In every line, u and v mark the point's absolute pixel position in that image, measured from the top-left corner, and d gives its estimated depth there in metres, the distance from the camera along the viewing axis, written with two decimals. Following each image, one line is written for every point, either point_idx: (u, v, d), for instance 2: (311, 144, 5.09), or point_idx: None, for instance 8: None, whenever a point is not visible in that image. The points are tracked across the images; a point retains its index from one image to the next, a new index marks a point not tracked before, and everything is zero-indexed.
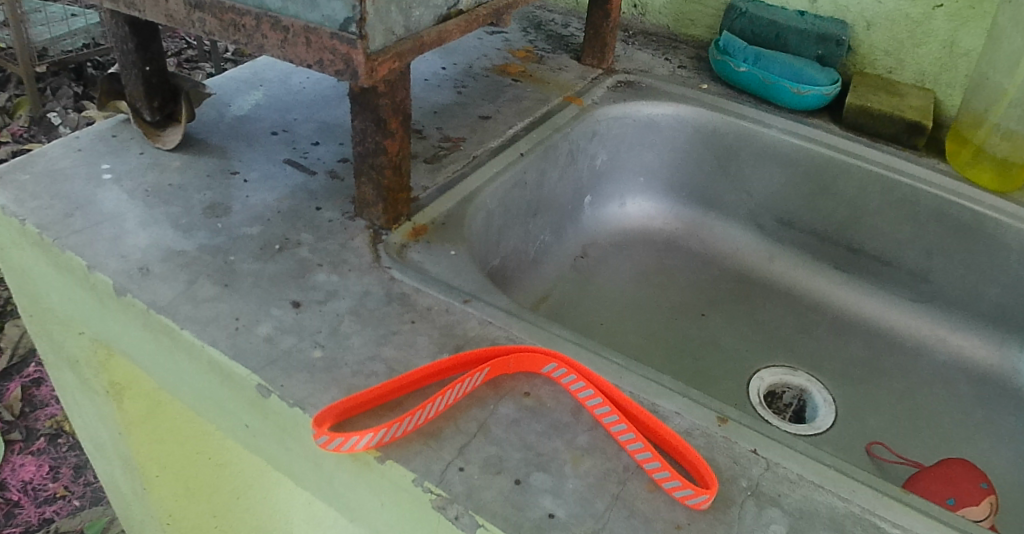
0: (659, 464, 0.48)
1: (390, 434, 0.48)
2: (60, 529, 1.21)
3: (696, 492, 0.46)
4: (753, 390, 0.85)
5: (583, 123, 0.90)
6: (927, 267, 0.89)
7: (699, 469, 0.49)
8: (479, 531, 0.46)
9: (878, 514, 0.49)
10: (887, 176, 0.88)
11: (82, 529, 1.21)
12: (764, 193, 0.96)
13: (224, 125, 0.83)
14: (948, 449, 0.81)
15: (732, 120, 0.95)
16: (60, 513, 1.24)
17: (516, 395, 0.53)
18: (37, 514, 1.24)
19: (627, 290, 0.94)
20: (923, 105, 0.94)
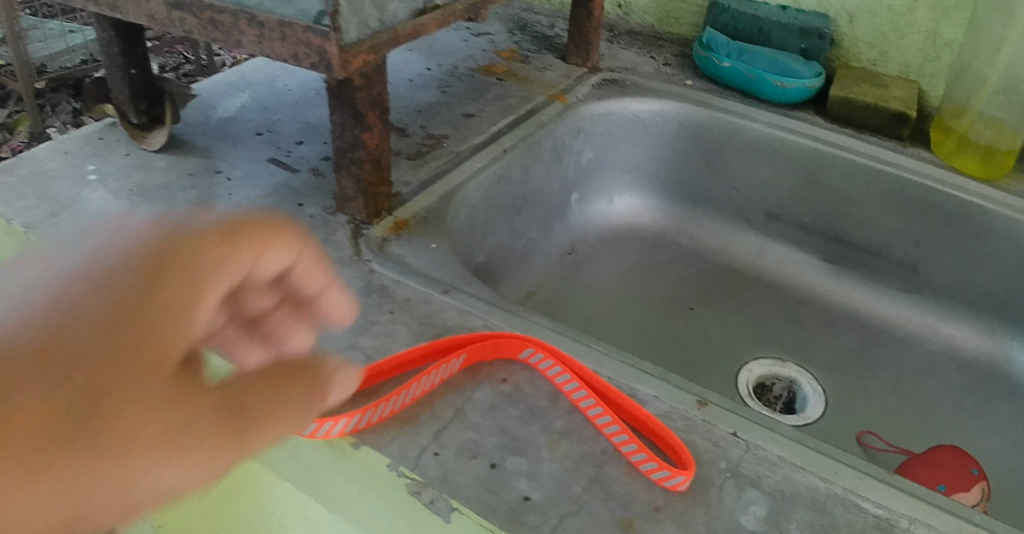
0: (635, 446, 0.48)
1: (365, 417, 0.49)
2: None
3: (672, 473, 0.46)
4: (742, 382, 0.85)
5: (566, 119, 0.90)
6: (916, 257, 0.89)
7: (675, 450, 0.49)
8: (452, 514, 0.46)
9: (861, 494, 0.48)
10: (872, 166, 0.88)
11: None
12: (751, 186, 0.96)
13: (210, 127, 0.84)
14: (940, 438, 0.81)
15: (716, 115, 0.95)
16: None
17: (493, 381, 0.53)
18: None
19: (616, 287, 0.95)
20: (908, 96, 0.94)
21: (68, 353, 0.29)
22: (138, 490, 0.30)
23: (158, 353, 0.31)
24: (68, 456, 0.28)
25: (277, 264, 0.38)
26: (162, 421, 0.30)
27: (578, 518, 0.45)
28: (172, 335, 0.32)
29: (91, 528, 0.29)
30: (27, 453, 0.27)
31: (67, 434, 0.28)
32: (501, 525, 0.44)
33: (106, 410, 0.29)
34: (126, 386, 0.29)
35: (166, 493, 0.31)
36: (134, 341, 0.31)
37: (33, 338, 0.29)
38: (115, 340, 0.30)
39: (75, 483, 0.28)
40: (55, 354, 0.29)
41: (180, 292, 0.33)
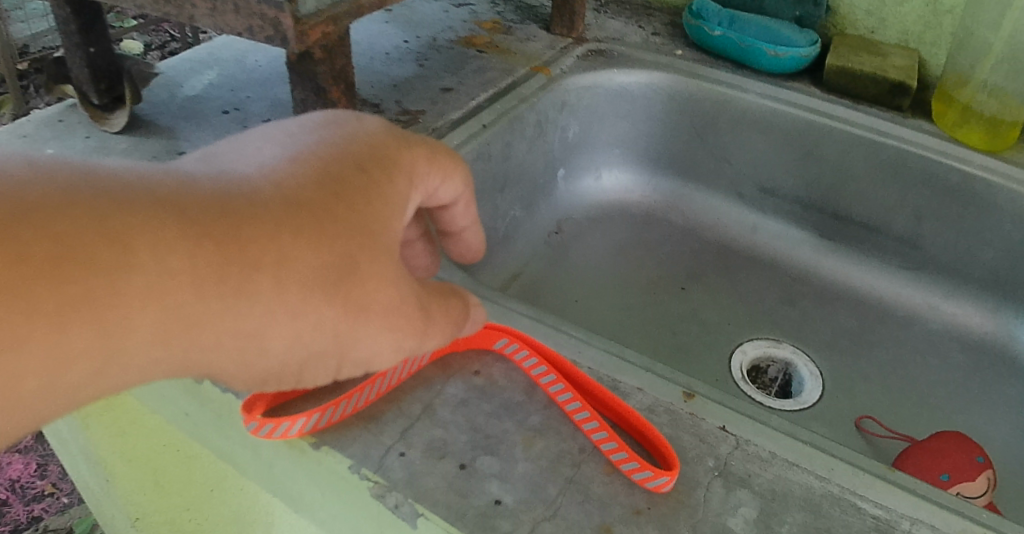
0: (616, 443, 0.45)
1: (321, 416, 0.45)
2: (49, 528, 1.18)
3: (655, 473, 0.43)
4: (736, 364, 0.82)
5: (550, 92, 0.86)
6: (916, 232, 0.85)
7: (660, 447, 0.45)
8: (418, 520, 0.42)
9: (858, 493, 0.45)
10: (870, 138, 0.84)
11: (71, 527, 1.18)
12: (745, 160, 0.92)
13: (175, 106, 0.80)
14: (941, 421, 0.78)
15: (708, 86, 0.90)
16: (48, 511, 1.21)
17: (465, 374, 0.49)
18: (26, 512, 1.20)
19: (605, 267, 0.91)
20: (907, 65, 0.90)
21: (325, 245, 0.37)
22: (359, 344, 0.39)
23: (374, 258, 0.38)
24: (317, 308, 0.37)
25: (453, 191, 0.45)
26: (371, 312, 0.38)
27: (553, 524, 0.42)
28: (375, 216, 0.39)
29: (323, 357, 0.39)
30: (298, 295, 0.36)
31: (312, 301, 0.36)
32: (470, 532, 0.41)
33: (342, 287, 0.37)
34: (354, 267, 0.37)
35: (371, 356, 0.40)
36: (325, 235, 0.37)
37: (287, 205, 0.37)
38: (347, 245, 0.37)
39: (318, 325, 0.37)
40: (318, 225, 0.37)
41: (379, 194, 0.39)
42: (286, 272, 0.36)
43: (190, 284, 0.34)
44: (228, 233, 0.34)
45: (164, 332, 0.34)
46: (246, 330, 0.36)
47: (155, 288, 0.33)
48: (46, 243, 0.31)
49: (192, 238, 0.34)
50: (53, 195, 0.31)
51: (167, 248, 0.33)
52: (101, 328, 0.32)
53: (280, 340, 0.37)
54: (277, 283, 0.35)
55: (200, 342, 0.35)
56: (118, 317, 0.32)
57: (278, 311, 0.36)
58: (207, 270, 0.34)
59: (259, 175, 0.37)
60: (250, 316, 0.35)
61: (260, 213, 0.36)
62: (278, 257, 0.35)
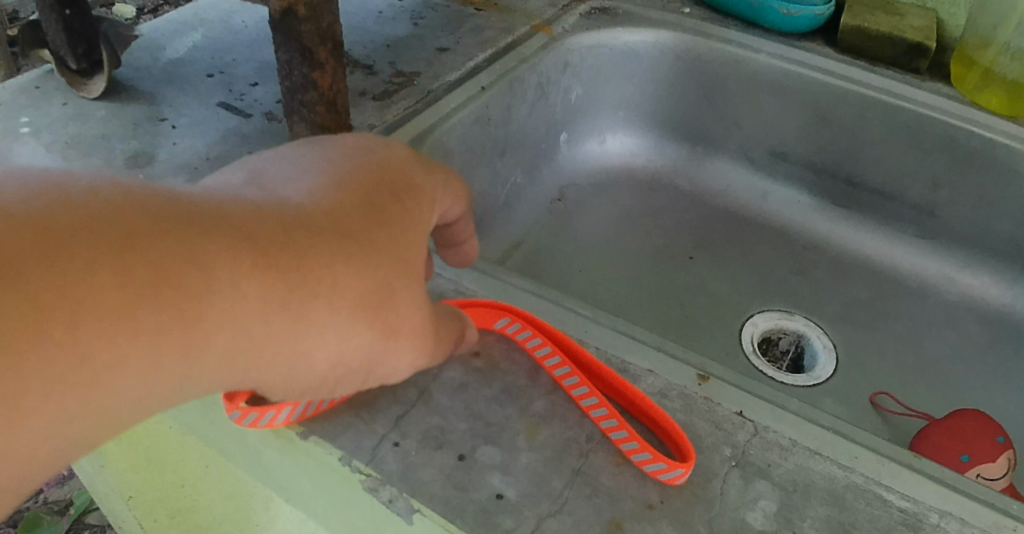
0: (626, 432, 0.42)
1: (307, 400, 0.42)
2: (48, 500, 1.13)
3: (670, 465, 0.40)
4: (747, 337, 0.79)
5: (551, 53, 0.81)
6: (934, 200, 0.82)
7: (672, 436, 0.43)
8: (415, 516, 0.40)
9: (884, 484, 0.42)
10: (887, 102, 0.80)
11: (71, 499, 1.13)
12: (755, 124, 0.88)
13: (157, 71, 0.76)
14: (958, 397, 0.75)
15: (717, 46, 0.86)
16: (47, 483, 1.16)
17: (464, 356, 0.46)
18: None
19: (609, 236, 0.88)
20: (926, 25, 0.85)
21: (373, 271, 0.39)
22: (387, 365, 0.41)
23: (409, 286, 0.41)
24: (362, 331, 0.39)
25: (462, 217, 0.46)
26: (401, 334, 0.41)
27: (559, 520, 0.39)
28: (413, 242, 0.41)
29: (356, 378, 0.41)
30: (348, 319, 0.38)
31: (356, 324, 0.39)
32: (469, 529, 0.38)
33: (384, 310, 0.40)
34: (395, 293, 0.40)
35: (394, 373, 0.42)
36: (370, 262, 0.39)
37: (338, 233, 0.38)
38: (387, 271, 0.39)
39: (359, 348, 0.39)
40: (368, 253, 0.39)
41: (413, 220, 0.42)
42: (338, 299, 0.38)
43: (260, 311, 0.36)
44: (292, 264, 0.36)
45: (233, 353, 0.36)
46: (302, 352, 0.38)
47: (231, 314, 0.35)
48: (137, 270, 0.32)
49: (262, 267, 0.36)
50: (145, 219, 0.33)
51: (242, 276, 0.35)
52: (183, 350, 0.34)
53: (326, 362, 0.39)
54: (329, 311, 0.38)
55: (262, 362, 0.37)
56: (199, 340, 0.34)
57: (329, 335, 0.38)
58: (275, 296, 0.36)
59: (311, 200, 0.39)
60: (308, 338, 0.37)
61: (315, 242, 0.37)
62: (332, 284, 0.37)
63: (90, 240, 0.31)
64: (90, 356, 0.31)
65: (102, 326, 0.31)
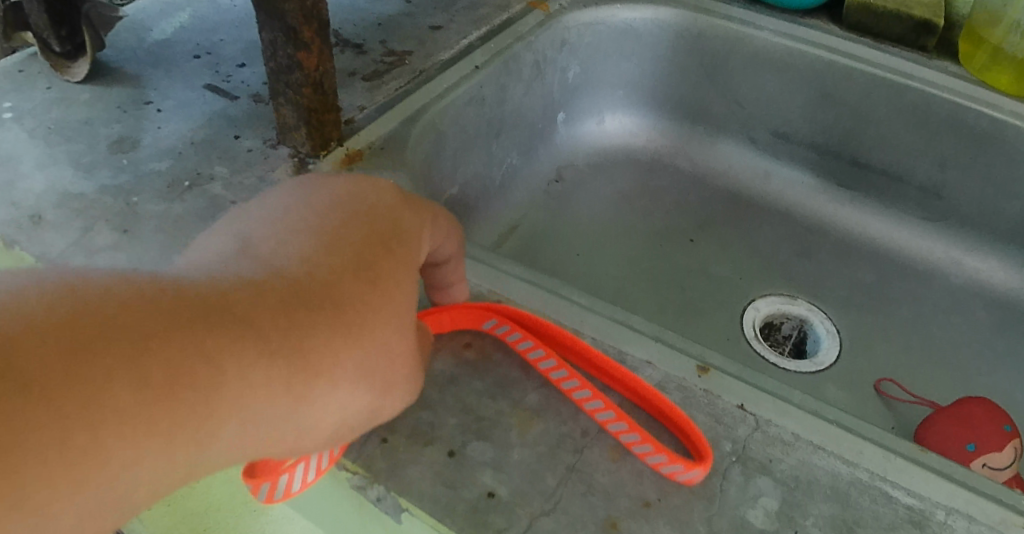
0: (637, 435, 0.40)
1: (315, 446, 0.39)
2: None
3: (688, 466, 0.38)
4: (748, 322, 0.77)
5: (548, 30, 0.79)
6: (941, 181, 0.79)
7: (686, 431, 0.41)
8: (403, 515, 0.39)
9: (889, 480, 0.40)
10: (893, 80, 0.78)
11: None
12: (757, 103, 0.86)
13: (142, 52, 0.74)
14: (964, 383, 0.73)
15: (719, 23, 0.84)
16: None
17: (455, 347, 0.45)
18: None
19: (608, 217, 0.86)
20: (934, 1, 0.83)
21: (375, 332, 0.38)
22: (389, 415, 0.40)
23: (406, 335, 0.39)
24: (365, 388, 0.38)
25: (451, 251, 0.44)
26: (401, 385, 0.40)
27: (552, 520, 0.37)
28: (407, 288, 0.40)
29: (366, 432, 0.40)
30: (351, 380, 0.37)
31: (364, 387, 0.38)
32: (460, 529, 0.37)
33: (383, 364, 0.38)
34: (394, 347, 0.39)
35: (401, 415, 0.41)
36: (373, 322, 0.38)
37: (338, 298, 0.37)
38: (389, 328, 0.38)
39: (365, 406, 0.38)
40: (367, 312, 0.37)
41: (406, 266, 0.40)
42: (344, 366, 0.36)
43: (267, 389, 0.34)
44: (298, 346, 0.35)
45: (245, 434, 0.34)
46: (310, 422, 0.36)
47: (237, 399, 0.33)
48: (137, 372, 0.31)
49: (263, 344, 0.34)
50: (142, 317, 0.31)
51: (243, 359, 0.33)
52: (194, 444, 0.32)
53: (334, 426, 0.38)
54: (335, 377, 0.36)
55: (272, 440, 0.36)
56: (211, 429, 0.33)
57: (340, 404, 0.37)
58: (278, 373, 0.34)
59: (299, 264, 0.37)
60: (317, 406, 0.36)
61: (317, 315, 0.36)
62: (333, 352, 0.36)
63: (89, 350, 0.30)
64: (100, 469, 0.30)
65: (111, 438, 0.30)
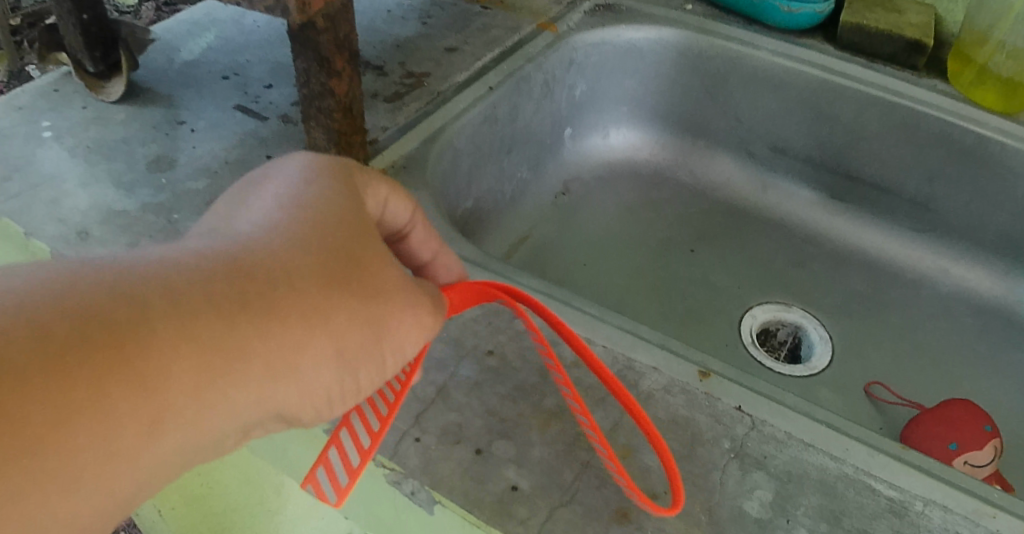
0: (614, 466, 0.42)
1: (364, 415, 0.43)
2: None
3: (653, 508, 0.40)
4: (746, 328, 0.82)
5: (557, 51, 0.83)
6: (929, 194, 0.84)
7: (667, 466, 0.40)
8: (435, 507, 0.43)
9: (872, 474, 0.45)
10: (885, 98, 0.82)
11: None
12: (756, 119, 0.90)
13: (173, 72, 0.79)
14: (950, 385, 0.78)
15: (718, 42, 0.88)
16: None
17: (479, 354, 0.49)
18: None
19: (612, 228, 0.90)
20: (924, 22, 0.87)
21: (321, 251, 0.36)
22: (388, 352, 0.38)
23: (380, 263, 0.38)
24: (349, 319, 0.36)
25: (405, 210, 0.44)
26: (383, 297, 0.37)
27: (570, 510, 0.42)
28: (366, 225, 0.38)
29: (360, 365, 0.37)
30: (324, 306, 0.35)
31: (334, 302, 0.35)
32: (488, 518, 0.41)
33: (357, 287, 0.36)
34: (369, 274, 0.37)
35: (405, 342, 0.39)
36: (319, 244, 0.36)
37: (276, 234, 0.35)
38: (342, 246, 0.36)
39: (353, 340, 0.36)
40: (327, 248, 0.36)
41: (351, 200, 0.39)
42: (299, 285, 0.34)
43: (229, 329, 0.32)
44: (237, 279, 0.33)
45: (225, 383, 0.32)
46: (294, 364, 0.34)
47: (194, 341, 0.31)
48: (68, 330, 0.29)
49: (213, 285, 0.32)
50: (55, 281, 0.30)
51: (190, 302, 0.32)
52: (157, 398, 0.31)
53: (325, 368, 0.35)
54: (306, 309, 0.34)
55: (257, 390, 0.34)
56: (171, 378, 0.31)
57: (313, 326, 0.34)
58: (236, 311, 0.33)
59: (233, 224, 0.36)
60: (292, 342, 0.34)
61: (253, 250, 0.34)
62: (287, 281, 0.34)
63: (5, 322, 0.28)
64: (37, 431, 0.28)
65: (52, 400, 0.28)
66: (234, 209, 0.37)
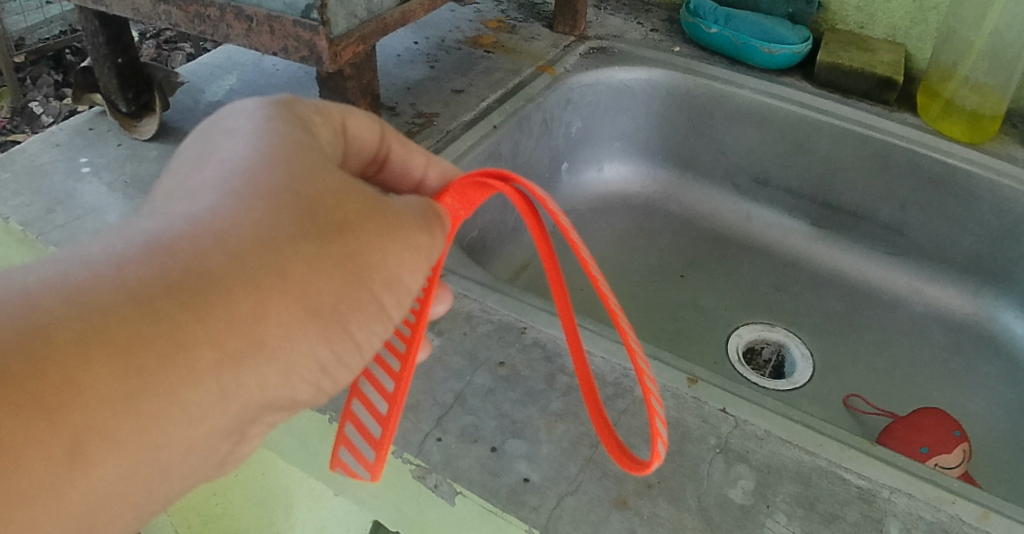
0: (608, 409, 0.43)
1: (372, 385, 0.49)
2: None
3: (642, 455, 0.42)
4: (732, 347, 0.87)
5: (554, 91, 0.90)
6: (902, 220, 0.90)
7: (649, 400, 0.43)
8: (457, 498, 0.48)
9: (843, 466, 0.50)
10: (860, 132, 0.89)
11: None
12: (741, 152, 0.97)
13: (200, 113, 0.85)
14: (923, 398, 0.83)
15: (704, 82, 0.95)
16: None
17: (491, 365, 0.55)
18: None
19: (607, 255, 0.97)
20: (895, 60, 0.94)
21: (265, 215, 0.35)
22: (375, 292, 0.38)
23: (336, 198, 0.37)
24: (309, 269, 0.36)
25: (366, 126, 0.47)
26: (351, 239, 0.37)
27: (575, 498, 0.47)
28: (320, 174, 0.38)
29: (337, 315, 0.37)
30: (281, 268, 0.35)
31: (289, 264, 0.35)
32: (503, 506, 0.47)
33: (319, 234, 0.36)
34: (324, 215, 0.37)
35: (391, 278, 0.39)
36: (263, 209, 0.36)
37: (217, 208, 0.35)
38: (288, 204, 0.36)
39: (325, 291, 0.36)
40: (276, 210, 0.36)
41: (298, 155, 0.38)
42: (244, 257, 0.34)
43: (163, 317, 0.32)
44: (170, 270, 0.33)
45: (178, 376, 0.32)
46: (259, 337, 0.34)
47: (125, 346, 0.31)
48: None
49: (132, 273, 0.32)
50: None
51: (118, 307, 0.31)
52: (91, 417, 0.31)
53: (297, 327, 0.36)
54: (250, 274, 0.34)
55: (222, 373, 0.33)
56: (100, 386, 0.31)
57: (269, 292, 0.34)
58: (166, 301, 0.32)
59: (172, 205, 0.35)
60: (249, 313, 0.34)
61: (189, 232, 0.34)
62: (230, 258, 0.34)
63: None
64: None
65: None
66: (177, 187, 0.37)
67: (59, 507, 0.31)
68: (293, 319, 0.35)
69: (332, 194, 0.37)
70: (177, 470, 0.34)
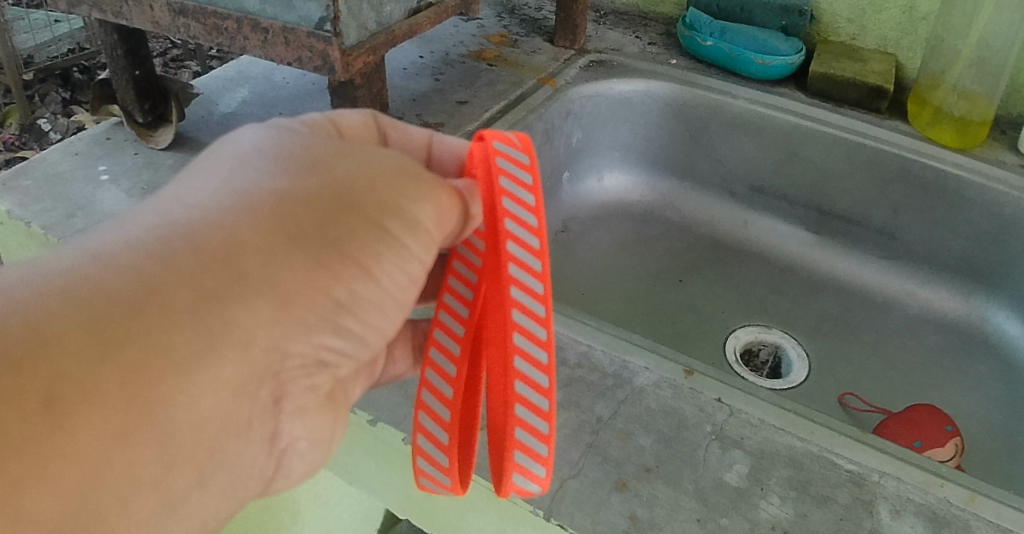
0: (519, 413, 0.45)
1: (431, 416, 0.48)
2: None
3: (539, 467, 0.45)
4: (730, 348, 0.90)
5: (556, 103, 0.93)
6: (894, 224, 0.93)
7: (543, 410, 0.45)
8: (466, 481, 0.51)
9: (835, 451, 0.53)
10: (850, 139, 0.91)
11: None
12: (737, 161, 1.00)
13: (213, 123, 0.88)
14: (916, 395, 0.85)
15: (700, 93, 0.98)
16: None
17: None
18: None
19: (607, 261, 0.99)
20: (886, 69, 0.97)
21: (237, 188, 0.39)
22: (373, 217, 0.40)
23: (301, 153, 0.41)
24: (285, 210, 0.38)
25: (356, 114, 0.50)
26: (330, 179, 0.40)
27: (578, 481, 0.50)
28: (291, 148, 0.41)
29: (335, 242, 0.39)
30: (258, 215, 0.38)
31: (266, 214, 0.38)
32: None
33: (294, 186, 0.39)
34: (298, 169, 0.40)
35: (389, 205, 0.41)
36: (236, 183, 0.39)
37: (197, 196, 0.38)
38: (260, 173, 0.40)
39: (310, 222, 0.39)
40: (250, 180, 0.39)
41: (272, 140, 0.42)
42: (221, 216, 0.37)
43: (134, 267, 0.35)
44: (152, 241, 0.36)
45: (156, 318, 0.34)
46: (246, 271, 0.36)
47: (114, 298, 0.34)
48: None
49: (117, 246, 0.35)
50: None
51: (103, 274, 0.34)
52: (87, 366, 0.32)
53: (286, 257, 0.38)
54: (226, 223, 0.37)
55: (220, 309, 0.35)
56: (77, 337, 0.32)
57: (248, 234, 0.37)
58: (147, 258, 0.35)
59: (160, 201, 0.39)
60: (231, 255, 0.36)
61: (172, 216, 0.37)
62: (208, 222, 0.37)
63: None
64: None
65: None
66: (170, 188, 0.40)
67: (83, 457, 0.32)
68: (285, 251, 0.38)
69: (306, 157, 0.41)
70: (207, 419, 0.36)
